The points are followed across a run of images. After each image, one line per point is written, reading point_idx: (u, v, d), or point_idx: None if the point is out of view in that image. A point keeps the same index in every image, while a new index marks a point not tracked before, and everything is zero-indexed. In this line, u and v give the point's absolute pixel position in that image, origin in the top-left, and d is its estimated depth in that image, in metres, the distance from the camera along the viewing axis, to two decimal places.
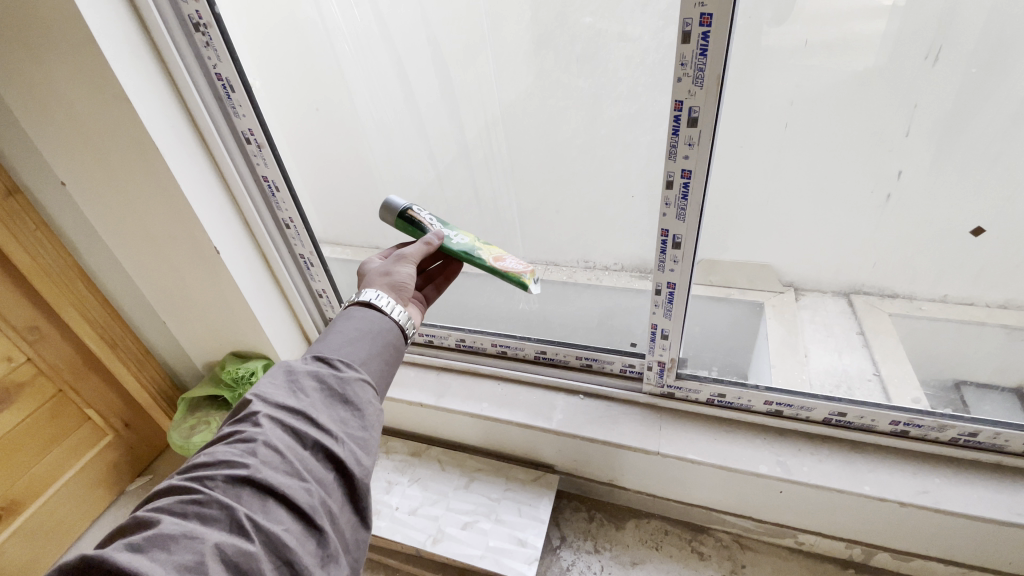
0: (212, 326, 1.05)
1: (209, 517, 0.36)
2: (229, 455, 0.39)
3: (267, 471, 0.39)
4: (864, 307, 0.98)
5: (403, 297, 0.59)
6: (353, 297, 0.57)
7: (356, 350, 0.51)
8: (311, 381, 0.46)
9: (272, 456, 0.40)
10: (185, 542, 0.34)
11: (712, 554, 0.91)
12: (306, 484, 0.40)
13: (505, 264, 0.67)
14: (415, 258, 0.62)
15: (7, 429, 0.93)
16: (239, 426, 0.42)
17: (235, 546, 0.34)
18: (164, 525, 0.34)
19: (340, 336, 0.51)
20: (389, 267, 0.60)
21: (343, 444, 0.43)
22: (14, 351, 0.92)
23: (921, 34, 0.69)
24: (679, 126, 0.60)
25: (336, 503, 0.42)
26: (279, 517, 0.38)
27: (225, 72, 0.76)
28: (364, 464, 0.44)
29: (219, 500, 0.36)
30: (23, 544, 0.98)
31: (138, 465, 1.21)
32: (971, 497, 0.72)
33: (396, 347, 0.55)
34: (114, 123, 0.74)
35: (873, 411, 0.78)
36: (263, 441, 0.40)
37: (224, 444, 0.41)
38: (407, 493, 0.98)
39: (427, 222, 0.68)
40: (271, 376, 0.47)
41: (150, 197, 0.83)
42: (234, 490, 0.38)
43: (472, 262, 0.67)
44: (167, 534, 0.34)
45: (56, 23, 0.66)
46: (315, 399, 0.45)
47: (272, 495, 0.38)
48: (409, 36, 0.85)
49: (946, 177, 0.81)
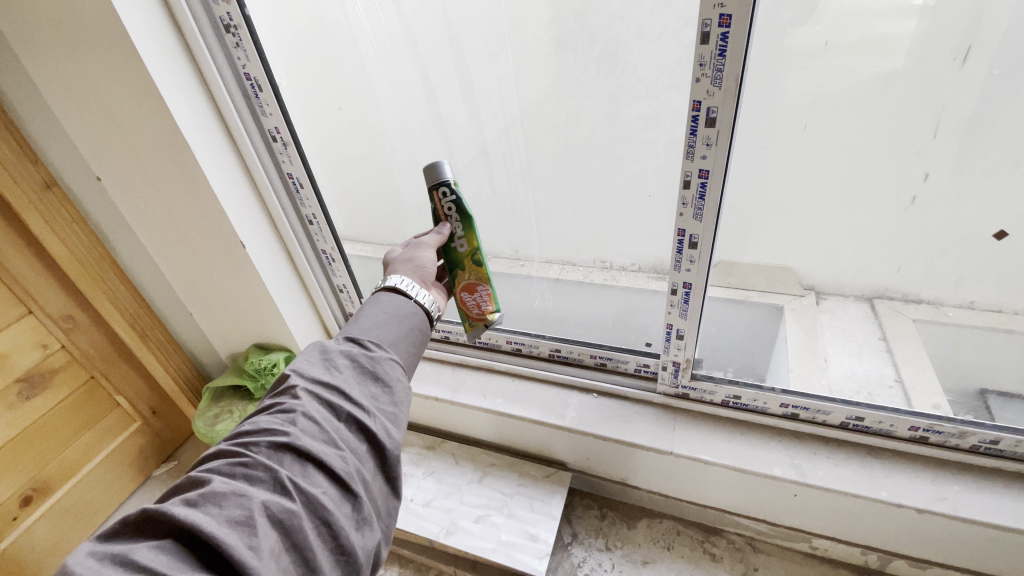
0: (237, 319, 1.09)
1: (254, 478, 0.37)
2: (271, 424, 0.41)
3: (306, 439, 0.40)
4: (886, 312, 0.96)
5: (426, 281, 0.61)
6: (379, 283, 0.58)
7: (385, 332, 0.52)
8: (344, 359, 0.48)
9: (310, 426, 0.41)
10: (234, 498, 0.35)
11: (724, 555, 0.91)
12: (341, 452, 0.41)
13: (473, 297, 0.72)
14: (432, 246, 0.65)
15: (40, 413, 0.97)
16: (279, 399, 0.44)
17: (279, 504, 0.36)
18: (215, 483, 0.36)
19: (369, 320, 0.53)
20: (411, 253, 0.62)
21: (375, 417, 0.44)
22: (48, 338, 0.96)
23: (949, 34, 0.68)
24: (697, 126, 0.60)
25: (369, 472, 0.43)
26: (317, 481, 0.39)
27: (254, 72, 0.79)
28: (395, 437, 0.45)
29: (264, 463, 0.38)
30: (53, 524, 1.03)
31: (163, 451, 1.26)
32: (992, 506, 0.70)
33: (422, 331, 0.56)
34: (148, 121, 0.78)
35: (892, 416, 0.77)
36: (302, 411, 0.42)
37: (266, 414, 0.43)
38: (421, 485, 1.00)
39: (446, 218, 0.66)
40: (307, 354, 0.49)
41: (180, 191, 0.86)
42: (277, 455, 0.39)
43: (450, 273, 0.70)
44: (218, 491, 0.35)
45: (96, 26, 0.69)
46: (348, 375, 0.47)
47: (310, 462, 0.40)
48: (432, 38, 0.86)
49: (972, 180, 0.79)
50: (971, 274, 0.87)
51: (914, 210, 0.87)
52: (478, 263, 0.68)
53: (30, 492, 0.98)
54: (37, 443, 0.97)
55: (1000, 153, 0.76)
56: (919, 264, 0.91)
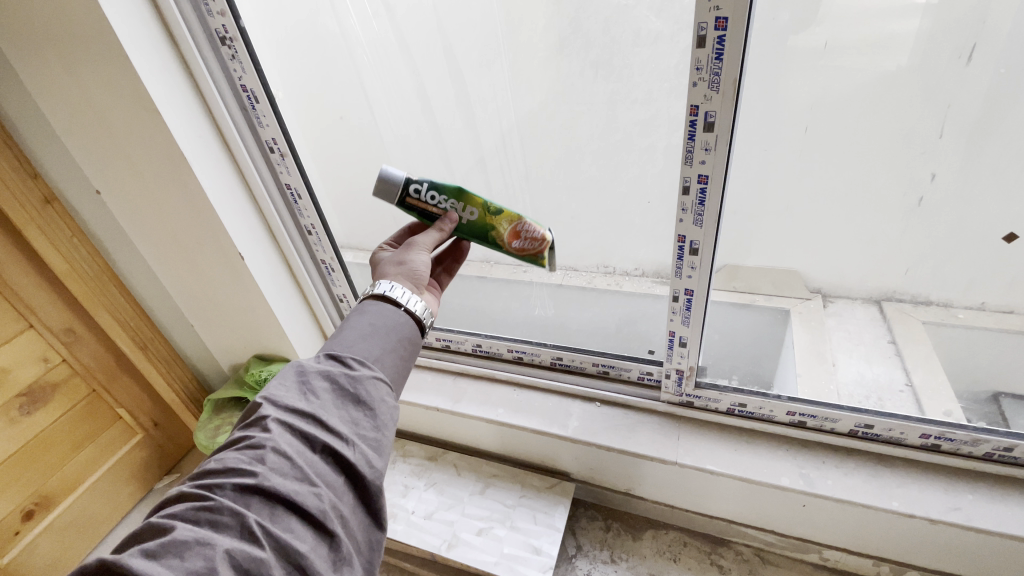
0: (237, 331, 1.09)
1: (220, 524, 0.36)
2: (238, 463, 0.40)
3: (276, 478, 0.39)
4: (895, 316, 0.94)
5: (420, 285, 0.60)
6: (368, 290, 0.57)
7: (370, 347, 0.51)
8: (322, 381, 0.47)
9: (280, 462, 0.40)
10: (197, 548, 0.34)
11: (732, 567, 0.89)
12: (316, 489, 0.40)
13: (521, 245, 0.64)
14: (428, 247, 0.62)
15: (41, 428, 0.97)
16: (249, 430, 0.43)
17: (244, 553, 0.35)
18: (176, 531, 0.35)
19: (354, 333, 0.52)
20: (403, 257, 0.60)
21: (355, 446, 0.44)
22: (49, 352, 0.96)
23: (952, 33, 0.66)
24: (695, 131, 0.59)
25: (347, 506, 0.42)
26: (290, 524, 0.38)
27: (250, 84, 0.78)
28: (377, 466, 0.44)
29: (229, 507, 0.37)
30: (54, 539, 1.02)
31: (166, 463, 1.25)
32: (1006, 515, 0.68)
33: (412, 341, 0.55)
34: (145, 134, 0.78)
35: (902, 424, 0.75)
36: (272, 447, 0.41)
37: (234, 449, 0.42)
38: (423, 497, 0.99)
39: (438, 208, 0.63)
40: (282, 376, 0.47)
41: (177, 202, 0.86)
42: (244, 498, 0.38)
43: (487, 242, 0.65)
44: (179, 540, 0.34)
45: (93, 41, 0.70)
46: (326, 400, 0.46)
47: (281, 503, 0.39)
48: (426, 46, 0.86)
49: (981, 182, 0.77)
50: (979, 277, 0.85)
51: (921, 211, 0.83)
52: (494, 209, 0.63)
53: (31, 507, 0.98)
54: (37, 457, 0.97)
55: (1006, 152, 0.74)
56: (927, 268, 0.88)
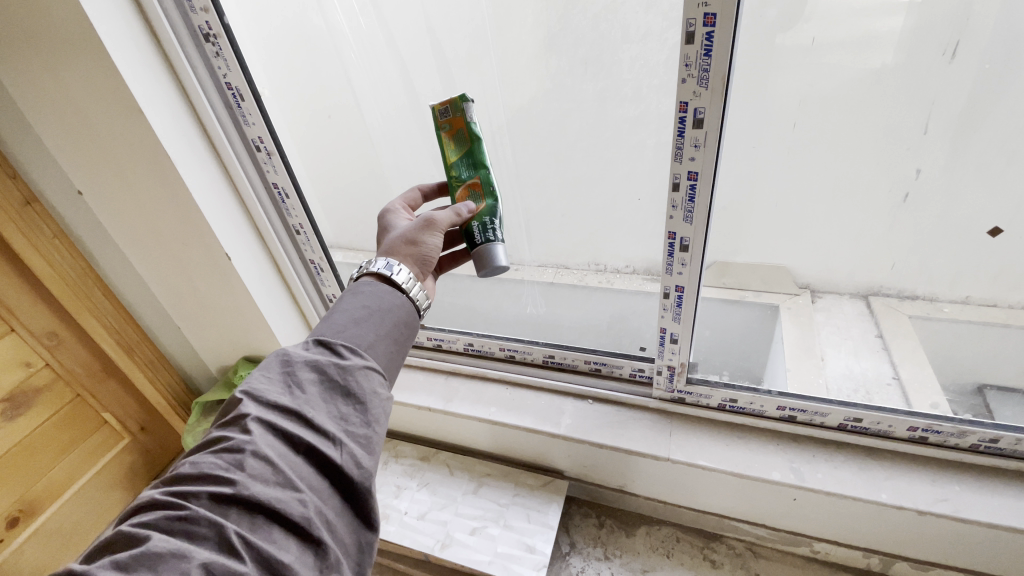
0: (224, 331, 1.07)
1: (197, 535, 0.36)
2: (215, 469, 0.39)
3: (256, 486, 0.38)
4: (882, 310, 0.95)
5: (424, 270, 0.60)
6: (367, 268, 0.57)
7: (361, 333, 0.50)
8: (309, 373, 0.46)
9: (261, 468, 0.39)
10: (172, 561, 0.33)
11: (725, 561, 0.89)
12: (300, 496, 0.39)
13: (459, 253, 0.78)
14: (442, 226, 0.63)
15: (24, 434, 0.95)
16: (228, 430, 0.42)
17: (224, 565, 0.34)
18: (150, 543, 0.34)
19: (346, 316, 0.51)
20: (417, 236, 0.60)
21: (342, 447, 0.43)
22: (32, 356, 0.95)
23: (937, 29, 0.66)
24: (684, 127, 0.59)
25: (333, 511, 0.42)
26: (271, 535, 0.38)
27: (235, 81, 0.77)
28: (366, 466, 0.44)
29: (206, 518, 0.36)
30: (40, 547, 1.00)
31: (155, 468, 1.23)
32: (991, 504, 0.69)
33: (407, 325, 0.55)
34: (127, 133, 0.76)
35: (890, 417, 0.76)
36: (251, 452, 0.40)
37: (211, 452, 0.41)
38: (416, 497, 0.99)
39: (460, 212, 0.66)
40: (266, 367, 0.47)
41: (162, 203, 0.84)
42: (221, 509, 0.38)
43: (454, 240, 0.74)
44: (154, 553, 0.33)
45: (71, 38, 0.68)
46: (312, 394, 0.45)
47: (262, 513, 0.38)
48: (413, 41, 0.85)
49: (965, 177, 0.78)
50: (964, 270, 0.85)
51: (907, 206, 0.84)
52: None
53: (16, 513, 0.96)
54: (21, 464, 0.95)
55: (991, 146, 0.75)
56: (913, 262, 0.89)
